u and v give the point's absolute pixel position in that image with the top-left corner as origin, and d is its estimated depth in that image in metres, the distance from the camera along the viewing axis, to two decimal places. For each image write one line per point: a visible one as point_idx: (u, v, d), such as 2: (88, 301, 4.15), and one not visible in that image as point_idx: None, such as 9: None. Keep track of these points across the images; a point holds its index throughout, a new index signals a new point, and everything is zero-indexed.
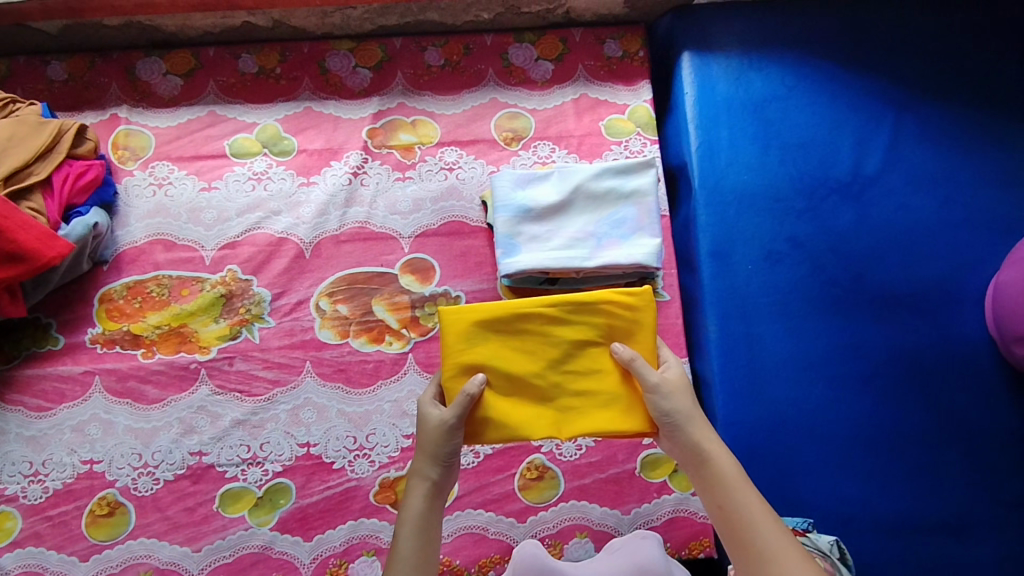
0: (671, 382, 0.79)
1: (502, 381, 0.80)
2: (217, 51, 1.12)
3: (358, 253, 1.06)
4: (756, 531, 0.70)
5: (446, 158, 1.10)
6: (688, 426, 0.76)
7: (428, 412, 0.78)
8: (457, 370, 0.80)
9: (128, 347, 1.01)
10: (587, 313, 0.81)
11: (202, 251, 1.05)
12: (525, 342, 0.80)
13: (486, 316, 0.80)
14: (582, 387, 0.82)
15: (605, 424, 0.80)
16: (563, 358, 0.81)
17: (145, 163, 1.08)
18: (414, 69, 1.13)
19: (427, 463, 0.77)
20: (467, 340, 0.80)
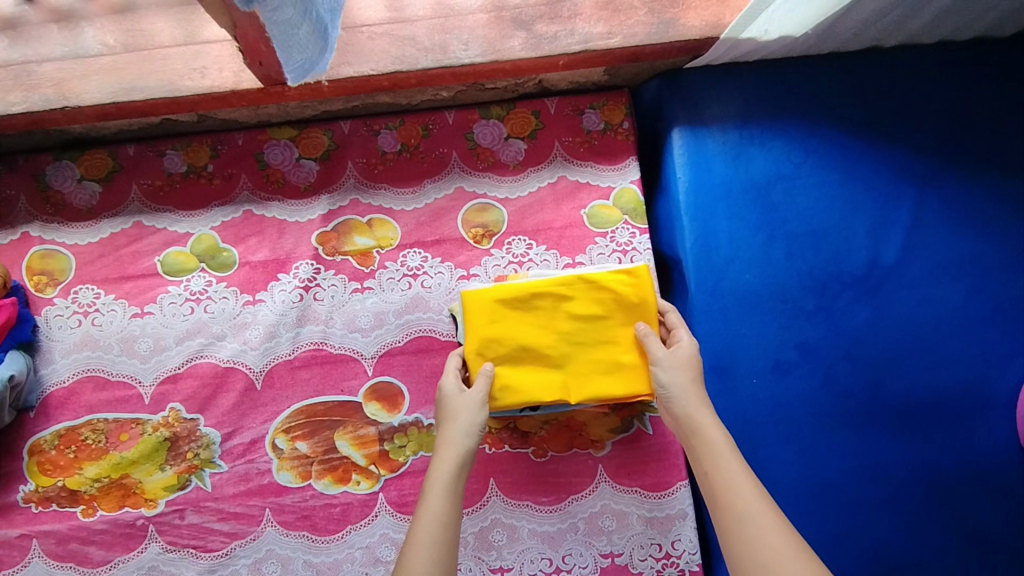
0: (677, 359, 0.83)
1: (518, 355, 0.87)
2: (137, 149, 0.98)
3: (317, 380, 0.95)
4: (732, 491, 0.70)
5: (409, 263, 0.97)
6: (685, 398, 0.81)
7: (451, 389, 0.85)
8: (477, 346, 0.88)
9: (65, 505, 0.90)
10: (591, 291, 0.89)
11: (140, 388, 0.94)
12: (537, 317, 0.89)
13: (504, 295, 0.88)
14: (591, 357, 0.88)
15: (610, 389, 0.86)
16: (574, 331, 0.89)
17: (66, 288, 0.95)
18: (366, 158, 0.99)
19: (457, 435, 0.81)
20: (488, 319, 0.88)
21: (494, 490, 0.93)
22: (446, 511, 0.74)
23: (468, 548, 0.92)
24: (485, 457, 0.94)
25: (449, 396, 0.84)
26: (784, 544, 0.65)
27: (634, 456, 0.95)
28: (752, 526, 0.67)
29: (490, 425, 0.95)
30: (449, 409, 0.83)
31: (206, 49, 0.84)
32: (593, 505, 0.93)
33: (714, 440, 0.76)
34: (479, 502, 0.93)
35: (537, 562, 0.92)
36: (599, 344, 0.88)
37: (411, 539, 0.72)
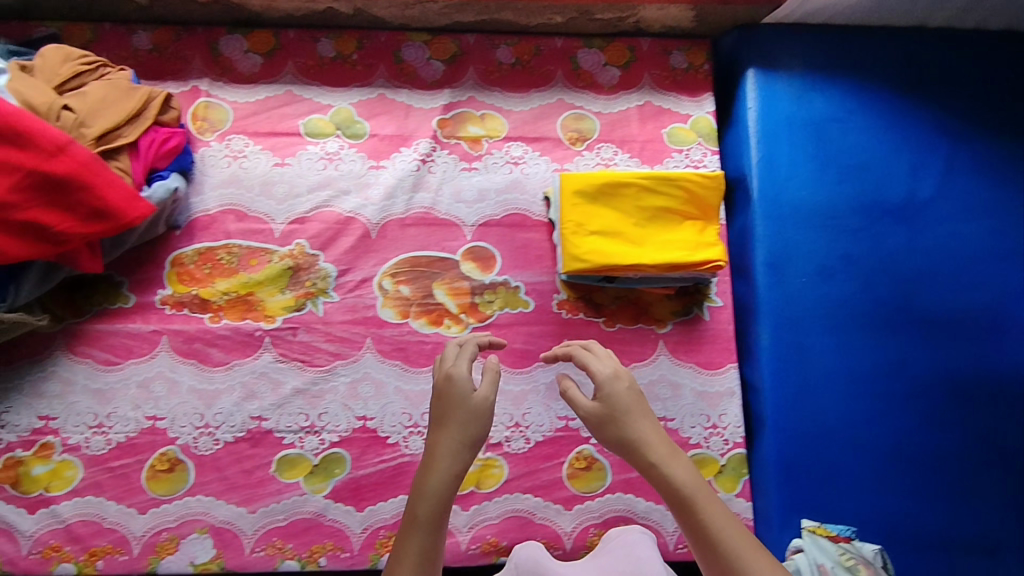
0: (617, 403, 0.79)
1: (603, 231, 1.02)
2: (297, 34, 1.16)
3: (422, 237, 1.09)
4: (713, 537, 0.70)
5: (512, 153, 1.14)
6: (639, 442, 0.77)
7: (464, 384, 0.79)
8: (572, 220, 1.03)
9: (196, 311, 1.04)
10: (667, 186, 1.03)
11: (272, 224, 1.08)
12: (620, 202, 1.04)
13: (592, 184, 1.03)
14: (664, 238, 1.03)
15: (681, 259, 1.00)
16: (648, 218, 1.04)
17: (222, 135, 1.10)
18: (485, 65, 1.18)
19: (459, 440, 0.76)
20: (579, 200, 1.03)
21: (566, 350, 1.06)
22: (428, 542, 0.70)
23: (538, 396, 1.05)
24: (561, 320, 1.08)
25: (462, 390, 0.79)
26: None
27: (692, 336, 1.08)
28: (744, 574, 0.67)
29: (568, 294, 1.09)
30: (456, 409, 0.77)
31: None
32: (652, 373, 1.06)
33: (679, 485, 0.73)
34: None
35: None
36: (672, 230, 1.04)
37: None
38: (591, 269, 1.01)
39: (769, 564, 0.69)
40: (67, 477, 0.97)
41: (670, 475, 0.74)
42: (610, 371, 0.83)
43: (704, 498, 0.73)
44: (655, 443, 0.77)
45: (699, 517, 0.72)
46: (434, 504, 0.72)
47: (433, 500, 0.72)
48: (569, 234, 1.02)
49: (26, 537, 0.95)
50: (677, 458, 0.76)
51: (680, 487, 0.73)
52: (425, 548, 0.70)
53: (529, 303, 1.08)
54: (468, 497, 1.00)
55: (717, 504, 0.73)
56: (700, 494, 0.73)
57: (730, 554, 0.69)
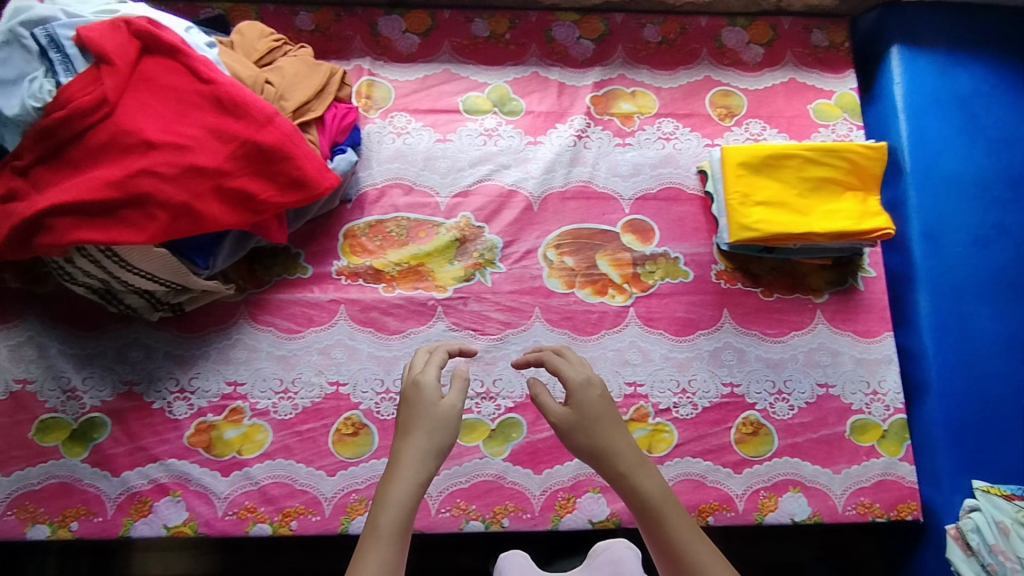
0: (588, 412, 0.76)
1: (768, 201, 1.04)
2: (452, 14, 1.19)
3: (582, 210, 1.12)
4: (688, 550, 0.68)
5: (664, 128, 1.16)
6: (605, 449, 0.74)
7: (429, 391, 0.76)
8: (737, 191, 1.05)
9: (370, 281, 1.07)
10: (830, 157, 1.06)
11: (437, 198, 1.11)
12: (783, 173, 1.06)
13: (756, 155, 1.06)
14: (827, 208, 1.05)
15: (849, 227, 1.03)
16: (810, 189, 1.06)
17: (385, 112, 1.14)
18: (633, 43, 1.20)
19: (423, 447, 0.72)
20: (743, 171, 1.06)
21: (727, 319, 1.08)
22: (394, 555, 0.64)
23: (703, 363, 1.06)
24: (721, 290, 1.10)
25: (427, 397, 0.76)
26: None
27: (849, 305, 1.10)
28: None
29: (725, 265, 1.11)
30: (421, 416, 0.74)
31: None
32: (812, 341, 1.08)
33: (650, 497, 0.71)
34: (714, 326, 1.08)
35: (762, 383, 1.06)
36: (833, 200, 1.06)
37: None
38: (760, 238, 1.03)
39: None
40: (258, 441, 0.99)
41: (642, 485, 0.72)
42: (583, 377, 0.79)
43: (673, 511, 0.70)
44: (625, 453, 0.74)
45: (672, 532, 0.69)
46: (396, 515, 0.66)
47: (394, 509, 0.67)
48: (736, 205, 1.04)
49: (221, 499, 0.97)
50: (646, 469, 0.73)
51: (649, 498, 0.71)
52: (390, 562, 0.64)
53: (689, 273, 1.10)
54: None
55: (685, 518, 0.71)
56: (669, 507, 0.70)
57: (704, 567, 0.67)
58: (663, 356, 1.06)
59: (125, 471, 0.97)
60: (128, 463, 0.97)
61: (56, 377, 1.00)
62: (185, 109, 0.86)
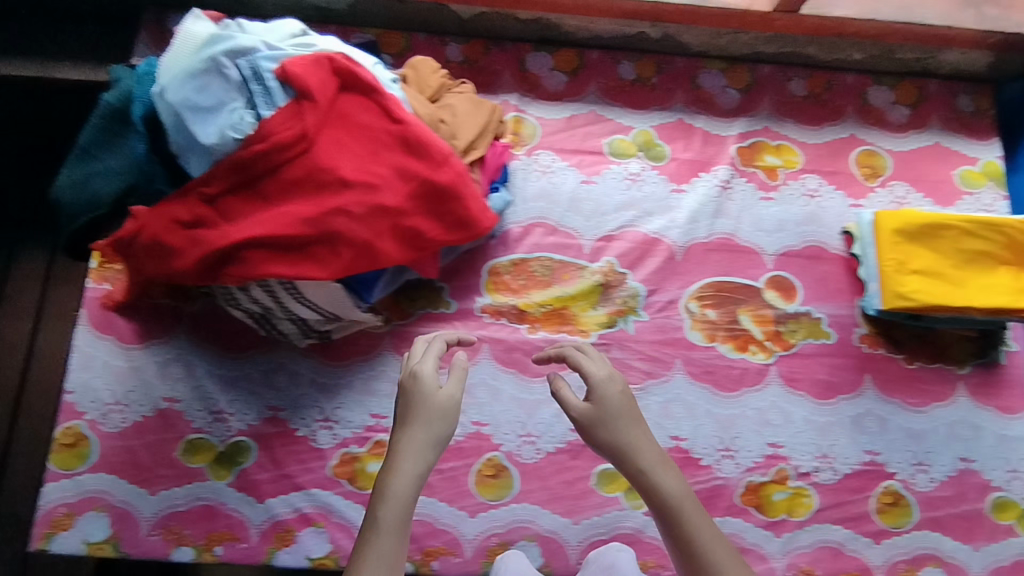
0: (607, 409, 0.80)
1: (925, 271, 1.03)
2: (600, 55, 1.18)
3: (725, 263, 1.11)
4: (694, 543, 0.73)
5: (809, 185, 1.15)
6: (623, 445, 0.78)
7: (429, 383, 0.79)
8: (893, 259, 1.04)
9: (514, 321, 1.06)
10: (988, 232, 1.05)
11: (581, 240, 1.11)
12: (939, 243, 1.05)
13: (914, 224, 1.04)
14: (983, 281, 1.04)
15: (1008, 304, 1.01)
16: (966, 261, 1.05)
17: (530, 150, 1.13)
18: (780, 96, 1.18)
19: (424, 439, 0.76)
20: (900, 239, 1.04)
21: (869, 385, 1.08)
22: (399, 543, 0.70)
23: (844, 428, 1.06)
24: (863, 354, 1.09)
25: (425, 389, 0.79)
26: None
27: (990, 379, 1.09)
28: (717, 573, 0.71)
29: (868, 329, 1.10)
30: (420, 409, 0.77)
31: None
32: (952, 413, 1.07)
33: (667, 494, 0.75)
34: (855, 391, 1.07)
35: (903, 452, 1.05)
36: (989, 274, 1.05)
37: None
38: (916, 309, 1.01)
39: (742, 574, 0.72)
40: None
41: (660, 481, 0.76)
42: (605, 373, 0.83)
43: (691, 510, 0.75)
44: (646, 450, 0.78)
45: (684, 525, 0.74)
46: (396, 508, 0.71)
47: (399, 499, 0.72)
48: (891, 272, 1.03)
49: None
50: (669, 466, 0.77)
51: (668, 495, 0.75)
52: (393, 553, 0.69)
53: (831, 335, 1.09)
54: (780, 524, 1.02)
55: (702, 511, 0.75)
56: (688, 503, 0.75)
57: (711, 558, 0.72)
58: (804, 419, 1.06)
59: (270, 497, 0.97)
60: (272, 490, 0.97)
61: (203, 398, 1.00)
62: (375, 148, 0.86)
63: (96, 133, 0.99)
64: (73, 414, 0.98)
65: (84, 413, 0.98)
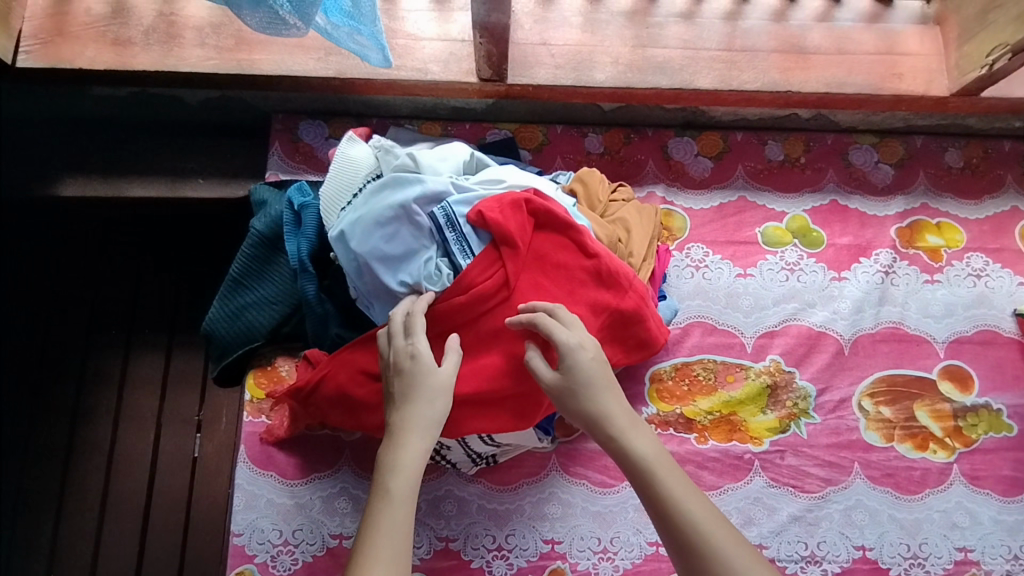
0: (574, 377, 0.75)
1: None
2: (744, 136, 1.14)
3: (895, 354, 1.06)
4: (684, 508, 0.70)
5: (974, 264, 1.09)
6: (595, 415, 0.74)
7: (429, 361, 0.74)
8: None
9: (683, 431, 1.02)
10: None
11: (743, 338, 1.06)
12: None
13: None
14: None
15: None
16: None
17: (681, 244, 1.09)
18: (935, 169, 1.13)
19: (428, 416, 0.72)
20: None
21: None
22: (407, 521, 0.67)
23: None
24: None
25: (426, 368, 0.73)
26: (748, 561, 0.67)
27: None
28: (698, 529, 0.68)
29: None
30: (422, 388, 0.72)
31: (906, 60, 1.05)
32: None
33: (642, 459, 0.72)
34: None
35: None
36: None
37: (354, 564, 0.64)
38: None
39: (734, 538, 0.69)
40: None
41: (633, 447, 0.73)
42: (577, 341, 0.76)
43: (668, 473, 0.72)
44: (619, 415, 0.75)
45: (660, 491, 0.71)
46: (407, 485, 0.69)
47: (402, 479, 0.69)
48: None
49: None
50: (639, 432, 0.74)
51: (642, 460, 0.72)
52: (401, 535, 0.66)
53: (1013, 427, 1.04)
54: None
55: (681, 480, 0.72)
56: (663, 468, 0.72)
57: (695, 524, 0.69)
58: (993, 519, 1.00)
59: None
60: None
61: None
62: (572, 286, 0.82)
63: (250, 263, 0.99)
64: (243, 557, 0.95)
65: (254, 555, 0.95)
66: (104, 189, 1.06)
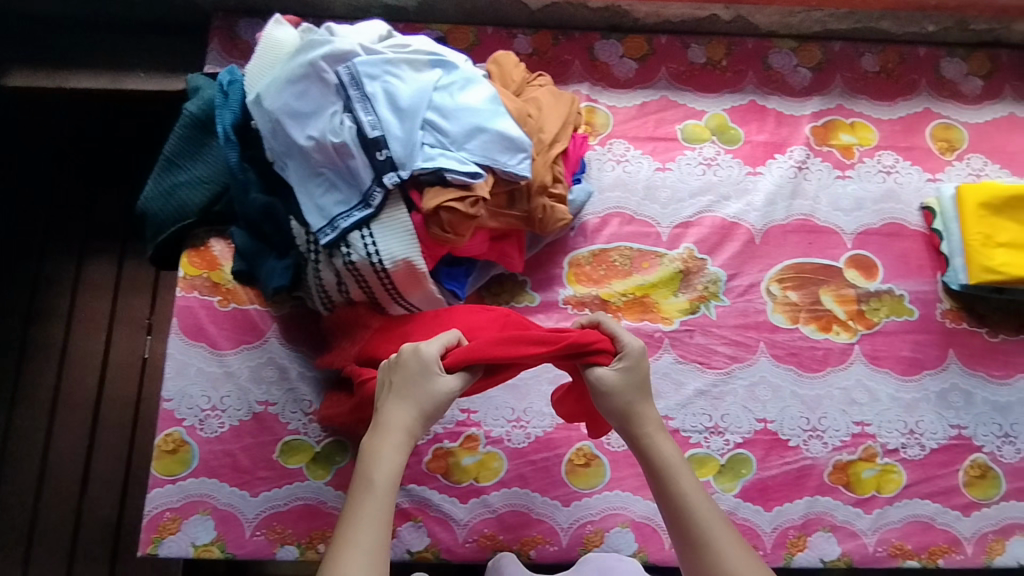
0: (629, 378, 0.82)
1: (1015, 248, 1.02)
2: (668, 39, 1.18)
3: (804, 244, 1.10)
4: (694, 511, 0.75)
5: (885, 161, 1.14)
6: (632, 416, 0.81)
7: (433, 367, 0.79)
8: (980, 236, 1.03)
9: (597, 311, 1.06)
10: None
11: (659, 228, 1.11)
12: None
13: (1002, 197, 1.04)
14: None
15: None
16: None
17: (604, 139, 1.14)
18: (851, 73, 1.18)
19: (413, 419, 0.77)
20: (985, 216, 1.04)
21: (953, 359, 1.08)
22: (381, 515, 0.70)
23: (930, 404, 1.06)
24: (946, 329, 1.08)
25: (428, 374, 0.79)
26: (751, 567, 0.72)
27: None
28: (709, 533, 0.74)
29: (951, 304, 1.09)
30: (419, 392, 0.78)
31: None
32: None
33: (666, 458, 0.79)
34: (940, 366, 1.07)
35: (989, 426, 1.06)
36: None
37: (337, 547, 0.67)
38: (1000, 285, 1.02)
39: (743, 548, 0.73)
40: (494, 468, 1.01)
41: (657, 446, 0.80)
42: (637, 345, 0.83)
43: (684, 477, 0.78)
44: (649, 416, 0.82)
45: (675, 488, 0.77)
46: (388, 479, 0.73)
47: (387, 472, 0.73)
48: (978, 248, 1.03)
49: (462, 525, 0.99)
50: (665, 434, 0.81)
51: (662, 460, 0.79)
52: (374, 532, 0.69)
53: (914, 311, 1.09)
54: (870, 501, 1.02)
55: (695, 484, 0.78)
56: (680, 469, 0.78)
57: (707, 530, 0.74)
58: (890, 396, 1.06)
59: None
60: None
61: (296, 399, 1.02)
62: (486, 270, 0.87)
63: (182, 143, 1.03)
64: (172, 421, 1.00)
65: (183, 419, 1.00)
66: (49, 82, 1.12)
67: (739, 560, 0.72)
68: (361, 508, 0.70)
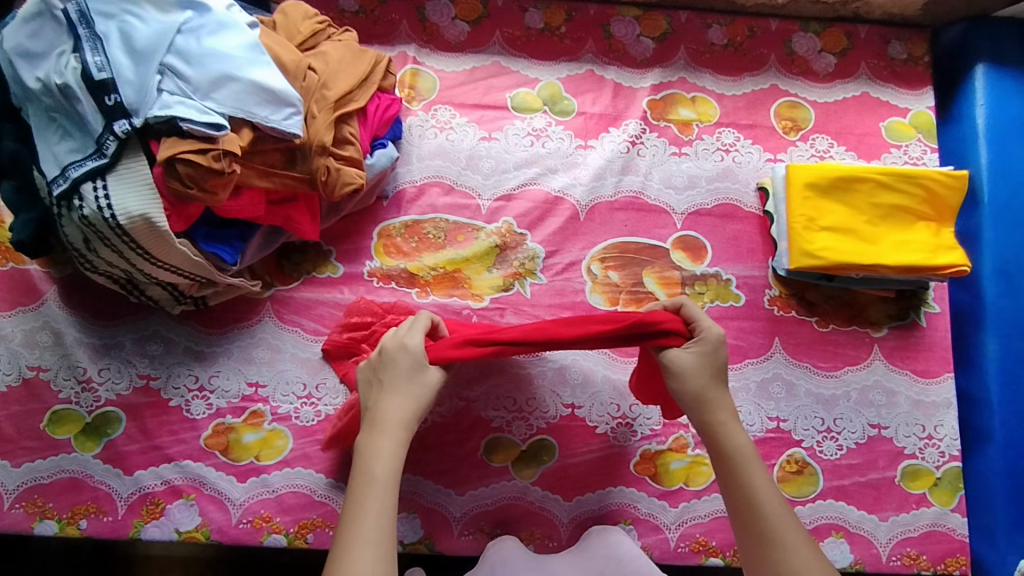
0: (700, 368, 0.84)
1: (840, 231, 0.97)
2: (506, 2, 1.12)
3: (631, 223, 1.05)
4: (759, 503, 0.76)
5: (724, 139, 1.08)
6: (706, 402, 0.83)
7: (416, 355, 0.82)
8: (803, 216, 0.98)
9: (403, 285, 1.01)
10: (907, 184, 0.99)
11: (479, 200, 1.05)
12: (854, 197, 0.99)
13: (829, 176, 0.98)
14: (902, 239, 0.98)
15: (926, 261, 0.96)
16: (879, 217, 0.99)
17: (428, 105, 1.07)
18: (696, 45, 1.12)
19: (407, 407, 0.79)
20: (810, 195, 0.98)
21: (778, 348, 1.02)
22: (383, 504, 0.71)
23: (750, 394, 1.00)
24: (773, 317, 1.03)
25: (413, 362, 0.81)
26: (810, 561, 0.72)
27: (909, 342, 1.04)
28: (774, 527, 0.75)
29: (780, 290, 1.04)
30: (405, 381, 0.80)
31: None
32: (867, 378, 1.02)
33: (735, 447, 0.80)
34: (763, 355, 1.01)
35: (811, 419, 1.00)
36: (908, 229, 0.99)
37: (343, 538, 0.68)
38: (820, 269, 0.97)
39: (804, 541, 0.74)
40: (278, 447, 0.95)
41: (728, 435, 0.81)
42: (718, 337, 0.85)
43: (751, 466, 0.79)
44: (723, 406, 0.83)
45: (742, 478, 0.79)
46: (387, 466, 0.74)
47: (387, 462, 0.74)
48: (800, 229, 0.98)
49: (236, 505, 0.93)
50: (736, 425, 0.82)
51: (731, 449, 0.80)
52: (377, 519, 0.70)
53: (740, 297, 1.03)
54: (676, 493, 0.97)
55: (763, 475, 0.79)
56: (750, 460, 0.80)
57: (771, 522, 0.75)
58: None
59: (138, 470, 0.93)
60: (141, 462, 0.94)
61: (70, 366, 0.96)
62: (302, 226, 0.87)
63: None
64: None
65: None
66: None
67: (807, 553, 0.73)
68: (366, 501, 0.71)
